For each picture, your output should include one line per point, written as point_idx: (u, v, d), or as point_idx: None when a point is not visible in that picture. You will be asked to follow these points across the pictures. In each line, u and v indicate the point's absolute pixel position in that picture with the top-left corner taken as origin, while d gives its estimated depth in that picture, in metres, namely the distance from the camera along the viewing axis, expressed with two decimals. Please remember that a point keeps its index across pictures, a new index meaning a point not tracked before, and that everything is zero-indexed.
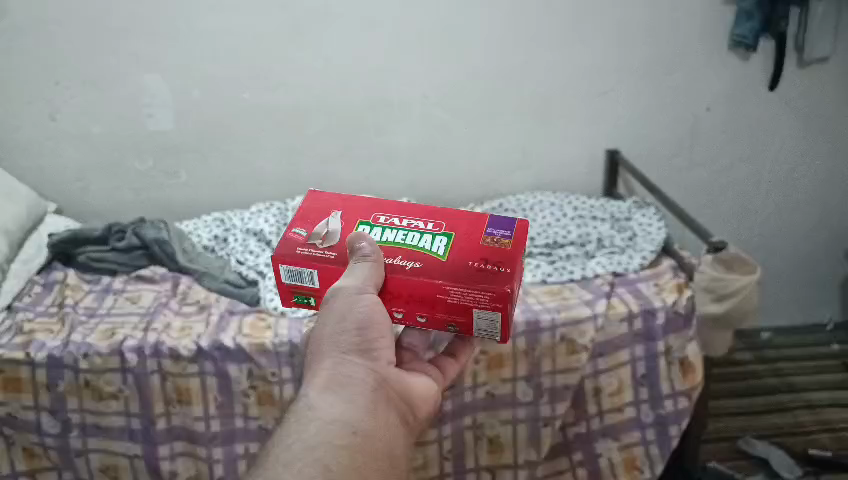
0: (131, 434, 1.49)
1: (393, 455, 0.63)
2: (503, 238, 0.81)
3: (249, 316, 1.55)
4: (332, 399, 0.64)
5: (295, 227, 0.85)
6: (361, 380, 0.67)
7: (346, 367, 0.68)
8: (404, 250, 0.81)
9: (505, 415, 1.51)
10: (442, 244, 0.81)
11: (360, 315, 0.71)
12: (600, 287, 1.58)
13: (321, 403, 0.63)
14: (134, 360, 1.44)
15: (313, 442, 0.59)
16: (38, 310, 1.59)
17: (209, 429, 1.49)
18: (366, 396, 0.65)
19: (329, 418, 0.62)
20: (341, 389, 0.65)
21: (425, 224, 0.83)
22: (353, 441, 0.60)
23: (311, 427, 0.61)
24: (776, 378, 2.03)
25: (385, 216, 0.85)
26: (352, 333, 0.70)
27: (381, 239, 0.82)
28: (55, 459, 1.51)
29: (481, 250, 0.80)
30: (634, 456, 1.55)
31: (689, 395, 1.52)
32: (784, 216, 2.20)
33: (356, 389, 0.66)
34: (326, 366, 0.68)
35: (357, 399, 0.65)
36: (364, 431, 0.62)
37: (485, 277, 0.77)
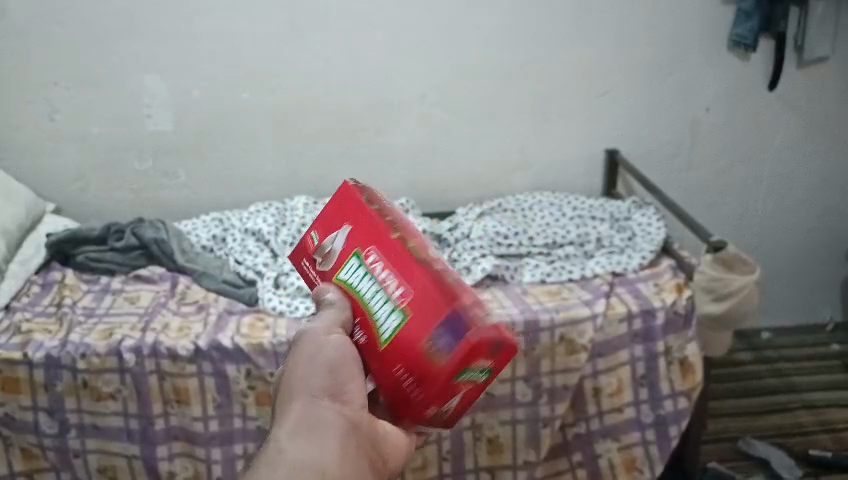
0: (129, 434, 1.49)
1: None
2: (443, 353, 0.60)
3: (247, 316, 1.55)
4: (299, 447, 0.55)
5: (314, 229, 0.77)
6: (336, 422, 0.58)
7: (315, 409, 0.59)
8: (362, 308, 0.67)
9: (504, 415, 1.50)
10: (391, 325, 0.64)
11: (331, 355, 0.63)
12: (599, 286, 1.58)
13: (286, 451, 0.55)
14: (133, 359, 1.44)
15: None
16: (36, 310, 1.59)
17: (208, 430, 1.48)
18: (339, 444, 0.57)
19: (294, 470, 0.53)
20: (310, 432, 0.57)
21: (394, 287, 0.65)
22: None
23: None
24: (776, 378, 2.02)
25: (374, 255, 0.68)
26: (322, 372, 0.62)
27: (354, 286, 0.69)
28: (52, 460, 1.51)
29: (415, 356, 0.62)
30: (633, 456, 1.54)
31: (689, 395, 1.52)
32: (784, 216, 2.19)
33: (327, 435, 0.57)
34: (294, 409, 0.59)
35: (327, 444, 0.56)
36: None
37: (403, 395, 0.64)
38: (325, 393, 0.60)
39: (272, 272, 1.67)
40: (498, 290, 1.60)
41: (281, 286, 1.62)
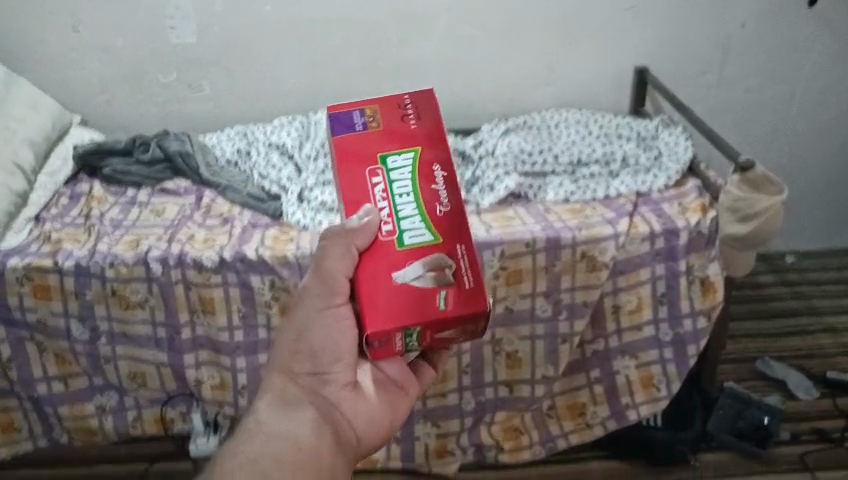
0: (156, 342, 1.53)
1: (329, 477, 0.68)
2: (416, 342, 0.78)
3: (271, 229, 1.56)
4: (276, 422, 0.71)
5: (347, 168, 0.79)
6: (310, 403, 0.74)
7: (292, 394, 0.74)
8: (393, 215, 0.77)
9: (523, 331, 1.52)
10: (415, 235, 0.76)
11: (315, 334, 0.75)
12: (622, 205, 1.57)
13: (265, 431, 0.69)
14: (159, 270, 1.46)
15: (259, 458, 0.66)
16: (65, 220, 1.61)
17: (233, 340, 1.52)
18: (308, 422, 0.72)
19: (271, 444, 0.68)
20: (289, 409, 0.72)
21: (387, 226, 0.77)
22: (296, 459, 0.67)
23: (253, 452, 0.67)
24: (798, 301, 2.02)
25: (382, 215, 0.77)
26: (307, 356, 0.76)
27: (396, 212, 0.77)
28: (85, 366, 1.56)
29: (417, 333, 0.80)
30: (651, 374, 1.56)
31: (709, 315, 1.52)
32: (816, 138, 2.14)
33: (300, 415, 0.72)
34: (276, 386, 0.75)
35: (302, 420, 0.72)
36: (304, 448, 0.69)
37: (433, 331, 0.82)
38: (307, 375, 0.75)
39: (296, 187, 1.66)
40: (520, 208, 1.60)
41: (304, 200, 1.62)
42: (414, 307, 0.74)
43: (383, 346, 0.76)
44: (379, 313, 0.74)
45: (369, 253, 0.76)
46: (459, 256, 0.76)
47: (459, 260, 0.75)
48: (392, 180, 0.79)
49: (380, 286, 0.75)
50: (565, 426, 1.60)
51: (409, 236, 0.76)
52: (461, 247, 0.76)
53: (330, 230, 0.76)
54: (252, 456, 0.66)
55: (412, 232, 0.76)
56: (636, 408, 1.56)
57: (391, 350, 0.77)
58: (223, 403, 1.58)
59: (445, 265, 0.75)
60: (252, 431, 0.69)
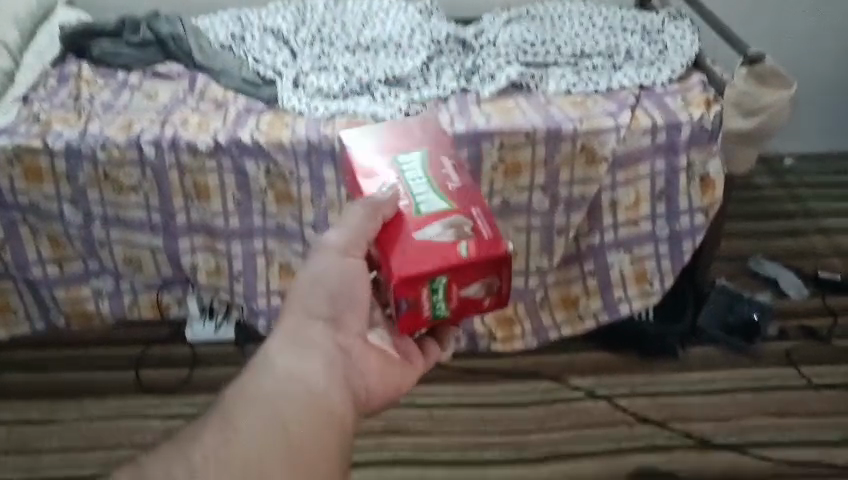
0: (151, 227, 1.52)
1: (348, 430, 0.54)
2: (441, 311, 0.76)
3: (266, 115, 1.53)
4: (288, 357, 0.55)
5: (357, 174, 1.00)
6: (325, 343, 0.60)
7: (312, 331, 0.60)
8: (408, 191, 0.78)
9: (520, 223, 1.52)
10: (433, 204, 0.76)
11: (332, 271, 0.68)
12: (625, 98, 1.54)
13: (278, 361, 0.55)
14: (153, 153, 1.44)
15: (274, 401, 0.51)
16: (54, 102, 1.57)
17: (228, 225, 1.51)
18: (325, 365, 0.57)
19: (286, 376, 0.53)
20: (303, 348, 0.58)
21: (405, 199, 0.77)
22: (317, 407, 0.53)
23: (262, 390, 0.52)
24: (793, 204, 2.02)
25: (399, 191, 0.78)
26: (323, 296, 0.65)
27: (415, 190, 0.78)
28: (79, 249, 1.56)
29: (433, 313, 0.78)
30: (644, 269, 1.56)
31: (707, 211, 1.51)
32: (823, 38, 2.09)
33: (318, 354, 0.58)
34: (286, 324, 0.60)
35: (320, 359, 0.58)
36: (324, 397, 0.54)
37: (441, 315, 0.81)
38: (323, 320, 0.63)
39: (292, 72, 1.62)
40: (521, 99, 1.56)
41: (300, 86, 1.59)
42: (442, 254, 0.72)
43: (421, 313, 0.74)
44: (407, 264, 0.71)
45: (394, 224, 0.75)
46: (475, 216, 0.76)
47: (475, 218, 0.76)
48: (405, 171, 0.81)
49: (405, 246, 0.73)
50: (558, 319, 1.61)
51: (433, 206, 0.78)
52: (476, 211, 0.77)
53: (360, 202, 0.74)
54: (266, 391, 0.52)
55: (430, 202, 0.76)
56: (628, 302, 1.58)
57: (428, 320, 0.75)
58: (219, 288, 1.59)
59: (464, 222, 0.75)
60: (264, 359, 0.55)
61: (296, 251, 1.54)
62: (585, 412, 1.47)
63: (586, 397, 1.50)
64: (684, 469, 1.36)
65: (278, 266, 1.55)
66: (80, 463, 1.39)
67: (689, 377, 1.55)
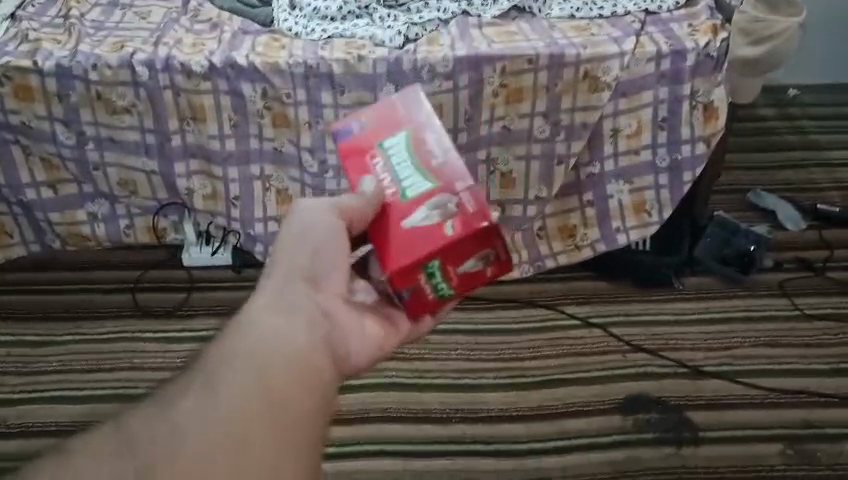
0: (146, 150, 1.50)
1: (325, 380, 0.58)
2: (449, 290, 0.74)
3: (262, 37, 1.49)
4: (269, 315, 0.60)
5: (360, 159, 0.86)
6: (305, 303, 0.65)
7: (287, 295, 0.65)
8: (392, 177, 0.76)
9: (519, 151, 1.51)
10: (416, 188, 0.74)
11: (313, 236, 0.72)
12: (630, 26, 1.49)
13: (261, 321, 0.59)
14: (146, 74, 1.40)
15: (251, 350, 0.55)
16: (43, 21, 1.51)
17: (225, 149, 1.49)
18: (305, 324, 0.62)
19: (269, 332, 0.58)
20: (284, 310, 0.63)
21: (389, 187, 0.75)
22: (295, 358, 0.57)
23: (246, 339, 0.56)
24: (796, 137, 2.00)
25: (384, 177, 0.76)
26: (307, 256, 0.70)
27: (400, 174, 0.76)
28: (73, 172, 1.54)
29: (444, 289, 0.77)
30: (643, 200, 1.55)
31: (708, 141, 1.49)
32: None
33: (296, 317, 0.62)
34: (268, 283, 0.66)
35: (297, 320, 0.62)
36: (303, 350, 0.59)
37: None
38: (302, 280, 0.68)
39: None
40: (523, 23, 1.52)
41: (296, 8, 1.53)
42: (425, 242, 0.70)
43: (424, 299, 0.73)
44: (397, 256, 0.71)
45: (385, 215, 0.74)
46: (459, 189, 0.73)
47: (458, 194, 0.72)
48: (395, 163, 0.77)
49: (392, 236, 0.72)
50: (555, 249, 1.61)
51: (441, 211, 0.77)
52: (462, 185, 0.73)
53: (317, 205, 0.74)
54: (244, 346, 0.55)
55: (412, 187, 0.74)
56: (626, 232, 1.57)
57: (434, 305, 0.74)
58: (215, 214, 1.58)
59: (446, 201, 0.72)
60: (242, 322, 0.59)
61: (293, 176, 1.53)
62: (578, 340, 1.48)
63: (580, 325, 1.51)
64: (675, 396, 1.38)
65: (276, 192, 1.54)
66: (79, 383, 1.39)
67: (683, 306, 1.56)
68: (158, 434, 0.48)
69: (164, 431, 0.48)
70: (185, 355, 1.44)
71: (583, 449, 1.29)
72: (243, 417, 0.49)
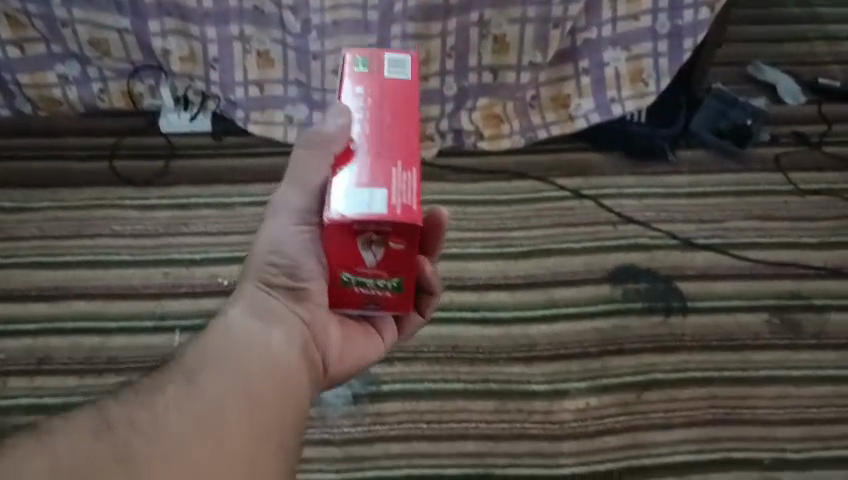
0: (118, 7, 1.41)
1: (292, 393, 0.70)
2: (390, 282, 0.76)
3: None
4: (248, 323, 0.74)
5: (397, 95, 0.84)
6: (286, 316, 0.77)
7: (270, 303, 0.78)
8: None
9: (514, 14, 1.41)
10: None
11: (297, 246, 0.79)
12: None
13: (240, 330, 0.73)
14: None
15: (227, 354, 0.69)
16: None
17: (201, 7, 1.40)
18: (283, 335, 0.75)
19: (245, 345, 0.71)
20: (262, 316, 0.76)
21: None
22: (270, 367, 0.70)
23: (227, 346, 0.70)
24: (800, 8, 1.92)
25: None
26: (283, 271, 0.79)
27: None
28: (40, 29, 1.45)
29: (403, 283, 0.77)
30: (640, 68, 1.49)
31: (713, 7, 1.40)
32: None
33: (277, 324, 0.76)
34: (251, 292, 0.78)
35: (277, 327, 0.75)
36: (279, 359, 0.71)
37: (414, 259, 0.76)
38: (284, 290, 0.79)
39: None
40: None
41: None
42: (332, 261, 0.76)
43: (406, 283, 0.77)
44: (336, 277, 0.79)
45: None
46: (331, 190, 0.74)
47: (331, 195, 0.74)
48: None
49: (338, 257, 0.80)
50: (548, 118, 1.55)
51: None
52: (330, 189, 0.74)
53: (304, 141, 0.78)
54: (232, 353, 0.69)
55: None
56: (621, 102, 1.51)
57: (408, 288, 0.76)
58: (194, 77, 1.51)
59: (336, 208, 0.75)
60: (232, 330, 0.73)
61: (275, 38, 1.45)
62: (569, 211, 1.46)
63: (571, 196, 1.49)
64: (665, 268, 1.37)
65: (257, 55, 1.47)
66: (59, 250, 1.34)
67: (675, 180, 1.53)
68: (140, 420, 0.59)
69: (144, 411, 0.60)
70: (166, 222, 1.40)
71: (571, 317, 1.28)
72: (228, 411, 0.63)
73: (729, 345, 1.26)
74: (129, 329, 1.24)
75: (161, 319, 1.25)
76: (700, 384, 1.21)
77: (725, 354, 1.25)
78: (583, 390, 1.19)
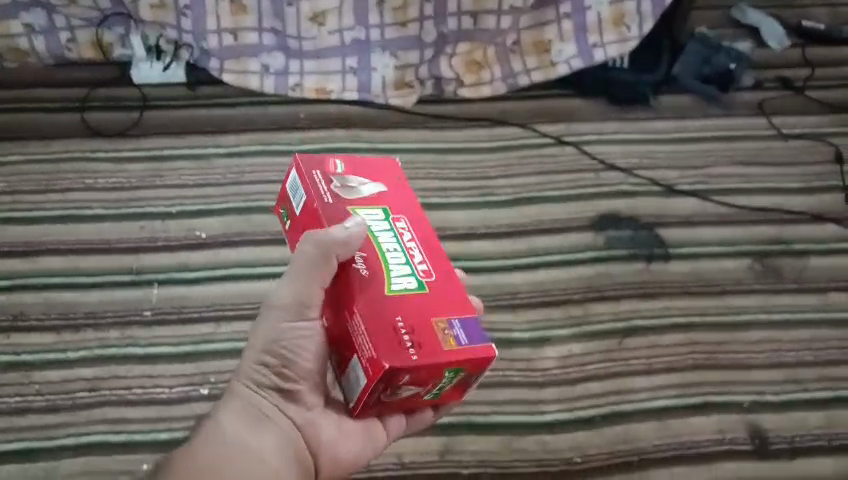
0: None
1: None
2: (451, 338, 0.74)
3: None
4: (238, 428, 0.72)
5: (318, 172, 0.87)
6: (278, 417, 0.75)
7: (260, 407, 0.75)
8: (436, 267, 0.82)
9: None
10: (405, 283, 0.78)
11: (286, 334, 0.77)
12: None
13: (227, 434, 0.71)
14: None
15: (211, 460, 0.67)
16: None
17: None
18: (273, 438, 0.73)
19: (230, 448, 0.69)
20: (252, 417, 0.73)
21: (417, 262, 0.81)
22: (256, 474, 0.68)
23: (211, 450, 0.68)
24: None
25: (419, 257, 0.82)
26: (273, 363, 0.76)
27: (411, 265, 0.80)
28: None
29: (449, 346, 0.73)
30: (621, 13, 1.48)
31: None
32: None
33: (269, 428, 0.73)
34: (243, 389, 0.75)
35: (266, 429, 0.73)
36: (264, 468, 0.69)
37: (433, 330, 0.74)
38: (275, 391, 0.76)
39: None
40: None
41: None
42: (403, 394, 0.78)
43: (452, 335, 0.74)
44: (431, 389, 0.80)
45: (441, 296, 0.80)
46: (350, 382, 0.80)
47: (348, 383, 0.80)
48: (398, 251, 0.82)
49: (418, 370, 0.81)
50: (529, 65, 1.53)
51: (394, 282, 0.78)
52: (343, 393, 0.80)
53: (318, 237, 0.75)
54: (204, 465, 0.66)
55: (396, 282, 0.78)
56: (604, 47, 1.49)
57: (459, 351, 0.73)
58: (165, 25, 1.49)
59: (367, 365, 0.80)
60: (216, 436, 0.71)
61: None
62: (550, 159, 1.44)
63: (553, 143, 1.47)
64: (647, 214, 1.36)
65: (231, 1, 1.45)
66: (30, 205, 1.30)
67: (658, 126, 1.51)
68: None
69: None
70: (141, 176, 1.37)
71: (554, 265, 1.28)
72: None
73: (711, 291, 1.26)
74: (107, 285, 1.21)
75: (139, 273, 1.23)
76: (681, 330, 1.20)
77: (707, 300, 1.25)
78: (564, 337, 1.19)
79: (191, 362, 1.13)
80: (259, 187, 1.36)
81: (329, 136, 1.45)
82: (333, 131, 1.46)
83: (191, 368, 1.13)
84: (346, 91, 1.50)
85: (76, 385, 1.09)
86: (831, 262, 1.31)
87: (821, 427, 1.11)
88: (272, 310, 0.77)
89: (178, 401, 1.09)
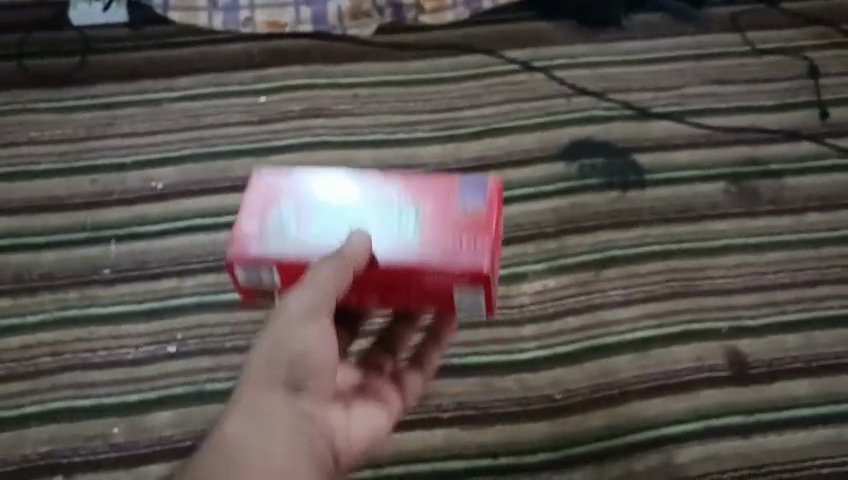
0: None
1: None
2: (473, 205, 0.80)
3: None
4: (249, 425, 0.62)
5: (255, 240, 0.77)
6: (294, 412, 0.64)
7: (270, 404, 0.63)
8: (401, 185, 0.82)
9: None
10: (413, 216, 0.79)
11: (303, 334, 0.65)
12: None
13: (239, 433, 0.61)
14: None
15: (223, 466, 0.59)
16: None
17: None
18: (287, 437, 0.62)
19: (246, 458, 0.59)
20: (267, 409, 0.63)
21: (394, 196, 0.81)
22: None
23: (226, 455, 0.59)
24: None
25: (395, 194, 0.81)
26: (288, 361, 0.65)
27: (404, 215, 0.79)
28: None
29: (478, 221, 0.79)
30: None
31: None
32: None
33: (285, 423, 0.63)
34: (247, 395, 0.64)
35: (283, 424, 0.63)
36: (279, 470, 0.60)
37: (473, 229, 0.78)
38: (286, 388, 0.64)
39: None
40: None
41: None
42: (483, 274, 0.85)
43: (471, 210, 0.80)
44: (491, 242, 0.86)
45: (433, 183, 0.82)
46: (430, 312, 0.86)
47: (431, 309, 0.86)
48: (378, 215, 0.79)
49: None
50: None
51: (408, 228, 0.78)
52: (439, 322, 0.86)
53: (333, 255, 0.70)
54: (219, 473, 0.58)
55: (404, 214, 0.79)
56: None
57: (489, 210, 0.80)
58: None
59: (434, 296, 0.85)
60: (226, 441, 0.60)
61: None
62: (519, 87, 1.39)
63: (520, 70, 1.41)
64: (620, 140, 1.32)
65: None
66: None
67: (629, 48, 1.46)
68: None
69: None
70: (89, 125, 1.29)
71: (527, 198, 1.24)
72: None
73: (687, 217, 1.23)
74: (61, 243, 1.15)
75: (94, 229, 1.17)
76: (659, 258, 1.18)
77: (684, 226, 1.22)
78: (540, 272, 1.16)
79: (156, 320, 1.08)
80: (215, 130, 1.29)
81: (286, 75, 1.38)
82: (290, 67, 1.39)
83: (156, 326, 1.08)
84: (301, 24, 1.43)
85: (37, 351, 1.05)
86: (807, 180, 1.28)
87: (799, 349, 1.10)
88: (282, 319, 0.66)
89: (146, 360, 1.05)
